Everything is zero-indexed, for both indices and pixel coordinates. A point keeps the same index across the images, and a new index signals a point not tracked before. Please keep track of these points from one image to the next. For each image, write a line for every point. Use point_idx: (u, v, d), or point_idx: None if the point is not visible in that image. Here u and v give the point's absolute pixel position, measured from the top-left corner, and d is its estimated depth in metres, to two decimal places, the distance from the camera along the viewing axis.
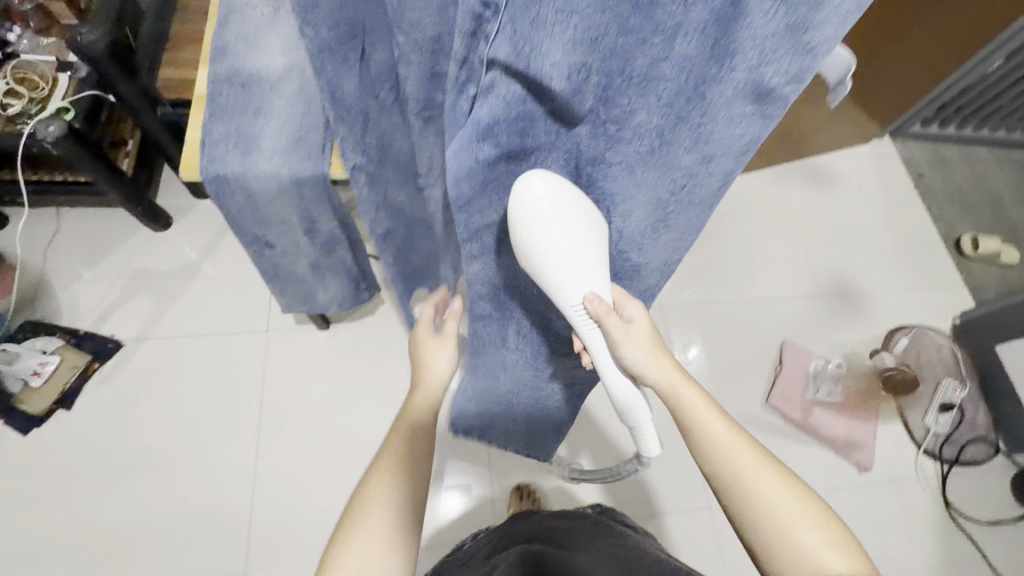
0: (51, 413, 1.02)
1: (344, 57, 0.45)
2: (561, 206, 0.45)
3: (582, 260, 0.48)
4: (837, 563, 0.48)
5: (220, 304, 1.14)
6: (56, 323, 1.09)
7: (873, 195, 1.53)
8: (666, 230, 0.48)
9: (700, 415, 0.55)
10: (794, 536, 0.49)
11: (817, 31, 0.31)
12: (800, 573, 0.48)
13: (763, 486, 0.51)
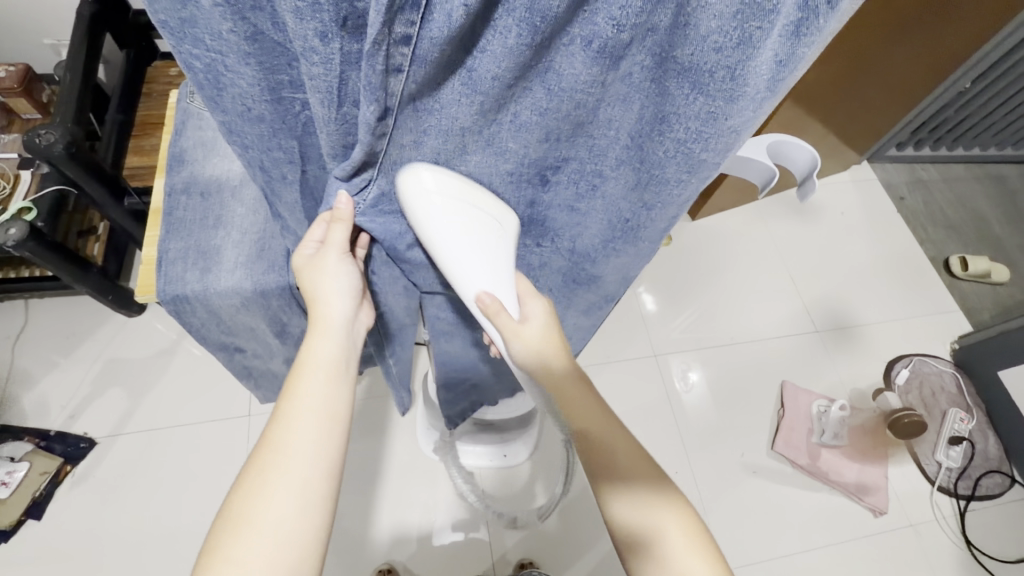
0: (18, 526, 0.96)
1: (282, 173, 0.42)
2: (452, 208, 0.41)
3: (480, 253, 0.45)
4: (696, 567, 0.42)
5: (198, 390, 1.10)
6: (24, 425, 1.03)
7: (857, 222, 1.52)
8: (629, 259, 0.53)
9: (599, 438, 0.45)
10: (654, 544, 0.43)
11: (732, 120, 0.34)
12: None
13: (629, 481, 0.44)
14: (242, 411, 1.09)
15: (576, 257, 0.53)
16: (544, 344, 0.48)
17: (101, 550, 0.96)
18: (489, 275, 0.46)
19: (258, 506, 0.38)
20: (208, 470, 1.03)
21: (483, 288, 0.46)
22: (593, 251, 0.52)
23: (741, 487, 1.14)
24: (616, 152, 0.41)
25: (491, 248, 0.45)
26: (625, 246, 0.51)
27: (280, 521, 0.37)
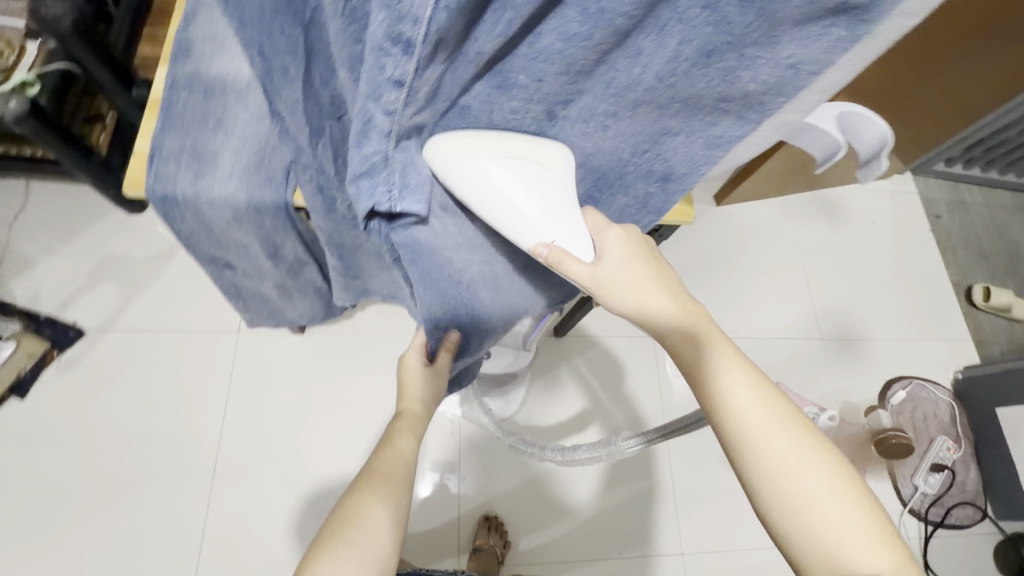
0: (4, 400, 0.97)
1: (284, 65, 0.36)
2: (477, 151, 0.36)
3: (524, 199, 0.40)
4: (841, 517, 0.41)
5: (190, 299, 1.08)
6: (15, 304, 1.03)
7: (886, 235, 1.46)
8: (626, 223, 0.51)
9: (739, 399, 0.44)
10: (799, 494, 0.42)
11: (785, 39, 0.32)
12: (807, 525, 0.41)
13: (777, 449, 0.42)
14: (232, 326, 1.08)
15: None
16: (638, 289, 0.45)
17: (82, 436, 0.98)
18: (549, 223, 0.41)
19: (366, 501, 0.49)
20: (193, 378, 1.04)
21: (544, 237, 0.41)
22: (597, 191, 0.47)
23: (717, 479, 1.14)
24: (638, 95, 0.36)
25: (531, 192, 0.39)
26: (626, 201, 0.48)
27: (377, 515, 0.48)
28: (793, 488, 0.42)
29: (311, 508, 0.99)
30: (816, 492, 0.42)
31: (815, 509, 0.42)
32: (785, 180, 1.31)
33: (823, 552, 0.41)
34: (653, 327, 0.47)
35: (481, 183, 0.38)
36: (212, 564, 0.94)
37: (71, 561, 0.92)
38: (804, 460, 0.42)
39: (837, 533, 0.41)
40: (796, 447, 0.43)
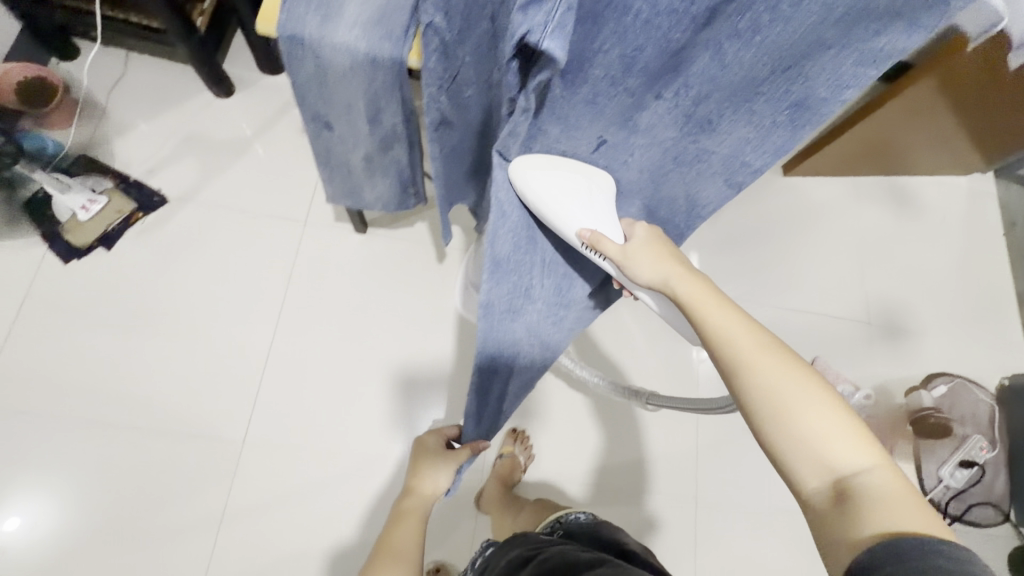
0: (91, 249, 1.04)
1: None
2: (540, 167, 0.54)
3: (573, 197, 0.55)
4: (811, 410, 0.45)
5: (264, 185, 1.14)
6: (107, 164, 1.10)
7: (955, 232, 1.40)
8: (734, 153, 0.55)
9: (718, 319, 0.51)
10: (771, 389, 0.47)
11: None
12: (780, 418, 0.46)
13: (751, 354, 0.48)
14: (298, 216, 1.13)
15: (680, 145, 0.55)
16: (650, 252, 0.57)
17: (155, 293, 1.05)
18: (591, 215, 0.56)
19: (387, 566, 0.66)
20: (258, 258, 1.09)
21: (585, 224, 0.56)
22: (721, 108, 0.50)
23: (744, 441, 1.13)
24: None
25: (578, 194, 0.56)
26: (742, 128, 0.52)
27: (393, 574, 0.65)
28: (778, 387, 0.46)
29: (353, 395, 1.04)
30: (799, 389, 0.46)
31: (785, 402, 0.46)
32: (854, 156, 1.32)
33: (809, 441, 0.45)
34: (659, 278, 0.56)
35: (545, 180, 0.54)
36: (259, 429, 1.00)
37: (135, 403, 0.99)
38: (785, 366, 0.47)
39: (821, 423, 0.45)
40: (776, 355, 0.48)
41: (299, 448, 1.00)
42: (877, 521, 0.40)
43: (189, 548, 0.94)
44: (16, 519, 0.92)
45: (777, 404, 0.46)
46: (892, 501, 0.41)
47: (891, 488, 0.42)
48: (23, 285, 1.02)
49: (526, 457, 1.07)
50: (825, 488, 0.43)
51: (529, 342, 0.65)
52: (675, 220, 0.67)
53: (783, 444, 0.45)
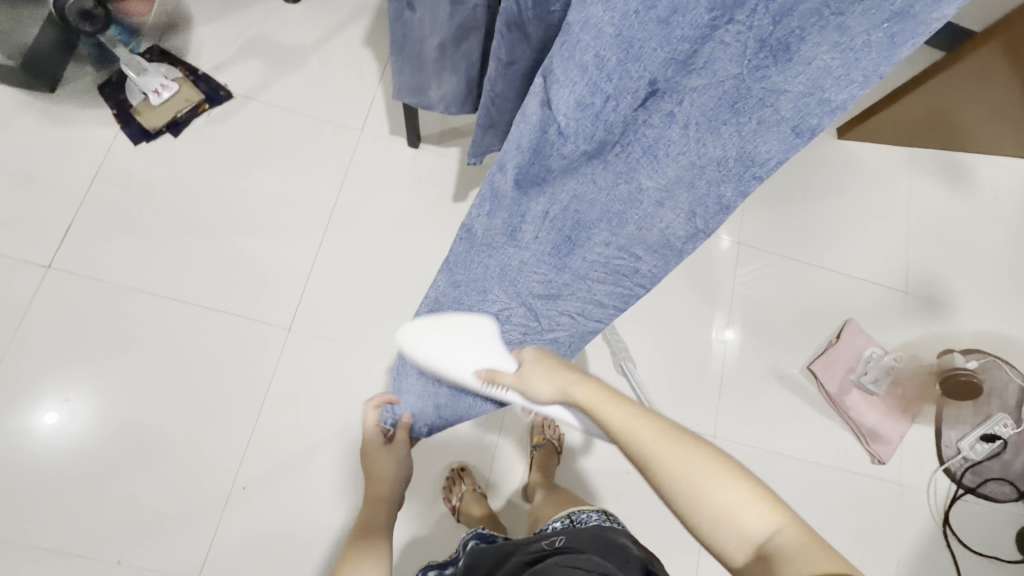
0: (161, 133, 1.10)
1: None
2: (444, 333, 0.67)
3: (466, 341, 0.66)
4: (717, 490, 0.47)
5: (323, 92, 1.17)
6: (179, 56, 1.14)
7: (1006, 214, 1.37)
8: (811, 89, 0.43)
9: (621, 420, 0.53)
10: (682, 478, 0.48)
11: None
12: (695, 509, 0.47)
13: (651, 448, 0.50)
14: (355, 126, 1.16)
15: (744, 86, 0.44)
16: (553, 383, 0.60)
17: (215, 184, 1.09)
18: (486, 358, 0.66)
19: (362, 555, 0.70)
20: (315, 162, 1.13)
21: (480, 366, 0.66)
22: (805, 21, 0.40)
23: (764, 389, 1.18)
24: None
25: (473, 339, 0.66)
26: (824, 54, 0.41)
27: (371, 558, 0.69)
28: (684, 472, 0.49)
29: (395, 300, 1.09)
30: (701, 468, 0.49)
31: (693, 484, 0.48)
32: (910, 128, 1.28)
33: (723, 514, 0.47)
34: (558, 392, 0.59)
35: (436, 344, 0.68)
36: (305, 320, 1.05)
37: (190, 284, 1.04)
38: (685, 451, 0.50)
39: (726, 494, 0.47)
40: (672, 444, 0.50)
41: (339, 342, 1.05)
42: (799, 568, 0.43)
43: (231, 420, 1.00)
44: (54, 414, 0.96)
45: (690, 495, 0.48)
46: (804, 550, 0.44)
47: (797, 538, 0.45)
48: (95, 160, 1.07)
49: (558, 440, 1.08)
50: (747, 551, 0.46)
51: (504, 283, 0.65)
52: (720, 192, 0.53)
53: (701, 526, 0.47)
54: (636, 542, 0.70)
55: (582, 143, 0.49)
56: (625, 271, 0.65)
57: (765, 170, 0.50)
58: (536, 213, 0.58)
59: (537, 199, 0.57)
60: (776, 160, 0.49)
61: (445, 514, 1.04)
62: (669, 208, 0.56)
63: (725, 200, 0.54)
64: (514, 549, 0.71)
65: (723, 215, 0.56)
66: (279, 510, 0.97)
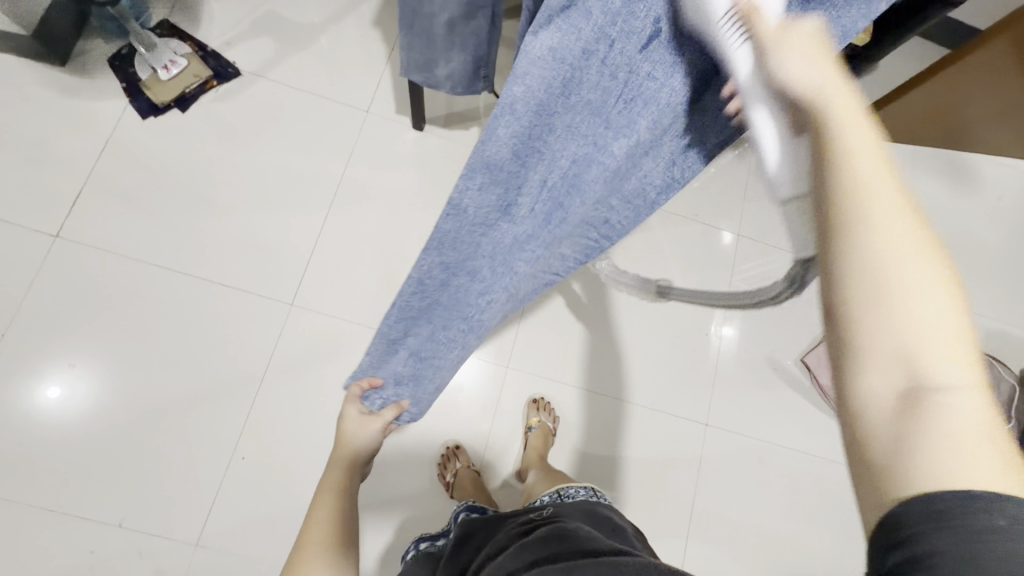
0: (169, 108, 1.11)
1: None
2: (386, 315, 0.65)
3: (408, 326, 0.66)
4: (929, 311, 0.26)
5: (331, 72, 1.18)
6: (188, 32, 1.15)
7: (1008, 213, 1.38)
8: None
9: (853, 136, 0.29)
10: (888, 261, 0.26)
11: None
12: (878, 308, 0.26)
13: (878, 201, 0.27)
14: (361, 105, 1.17)
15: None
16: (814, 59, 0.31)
17: (221, 160, 1.11)
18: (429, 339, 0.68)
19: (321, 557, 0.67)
20: (321, 141, 1.14)
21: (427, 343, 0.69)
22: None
23: (757, 378, 1.20)
24: None
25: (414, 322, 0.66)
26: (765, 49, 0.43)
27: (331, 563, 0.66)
28: (890, 253, 0.26)
29: (396, 279, 1.10)
30: (917, 273, 0.26)
31: (905, 289, 0.26)
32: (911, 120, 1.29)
33: (895, 338, 0.26)
34: (809, 74, 0.31)
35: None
36: (307, 296, 1.07)
37: (194, 258, 1.06)
38: (907, 231, 0.27)
39: (932, 327, 0.26)
40: (905, 221, 0.27)
41: (340, 318, 1.07)
42: (934, 465, 0.24)
43: (233, 393, 1.02)
44: (57, 388, 0.98)
45: (891, 281, 0.26)
46: (968, 444, 0.24)
47: (980, 420, 0.25)
48: (104, 133, 1.08)
49: (554, 424, 1.09)
50: (894, 398, 0.26)
51: (497, 261, 0.51)
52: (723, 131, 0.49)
53: (856, 338, 0.27)
54: (619, 514, 0.72)
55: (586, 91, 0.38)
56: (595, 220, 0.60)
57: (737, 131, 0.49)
58: (536, 182, 0.43)
59: (537, 165, 0.42)
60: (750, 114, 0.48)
61: (440, 491, 1.06)
62: (651, 162, 0.49)
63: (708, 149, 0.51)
64: (503, 522, 0.73)
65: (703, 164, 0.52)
66: (276, 480, 0.99)
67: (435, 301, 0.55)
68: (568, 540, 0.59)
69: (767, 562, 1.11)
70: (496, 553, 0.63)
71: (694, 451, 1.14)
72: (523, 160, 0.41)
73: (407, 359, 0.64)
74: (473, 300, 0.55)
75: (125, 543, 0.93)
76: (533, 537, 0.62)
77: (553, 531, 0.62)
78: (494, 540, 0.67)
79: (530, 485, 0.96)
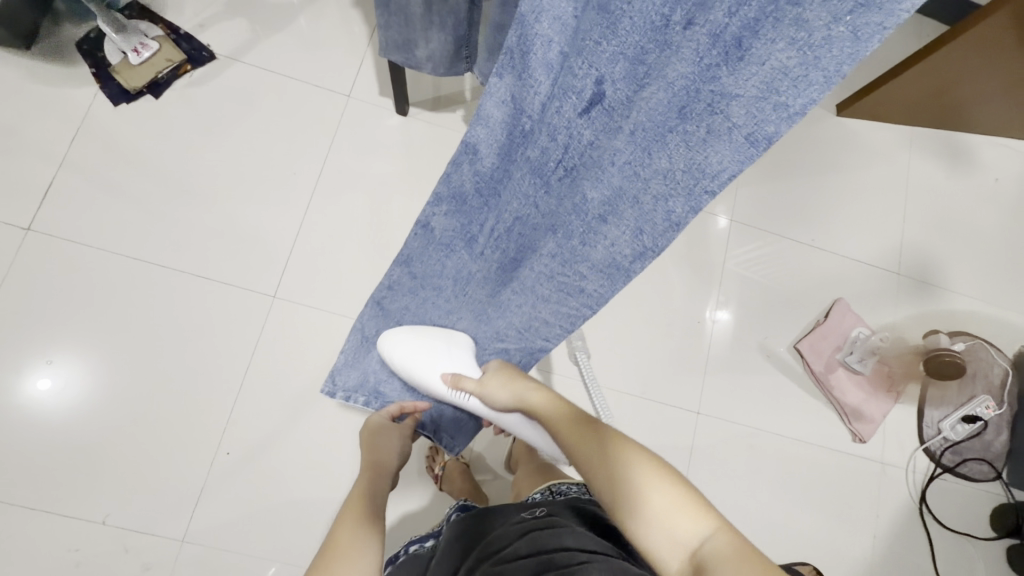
0: (141, 94, 1.07)
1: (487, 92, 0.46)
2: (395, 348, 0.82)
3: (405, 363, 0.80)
4: (657, 495, 0.48)
5: (310, 54, 1.14)
6: (161, 14, 1.11)
7: (1004, 196, 1.36)
8: (765, 92, 0.34)
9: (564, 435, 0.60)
10: (626, 479, 0.50)
11: (824, 52, 0.30)
12: (641, 518, 0.48)
13: (597, 458, 0.54)
14: (343, 89, 1.13)
15: (696, 87, 0.36)
16: (513, 391, 0.69)
17: (198, 147, 1.07)
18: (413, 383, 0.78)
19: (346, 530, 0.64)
20: (301, 126, 1.11)
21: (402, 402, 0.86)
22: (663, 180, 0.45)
23: (750, 365, 1.19)
24: (703, 58, 0.34)
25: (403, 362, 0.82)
26: (672, 201, 0.45)
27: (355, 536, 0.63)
28: (617, 480, 0.51)
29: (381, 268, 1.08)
30: (628, 474, 0.51)
31: (634, 498, 0.49)
32: (908, 102, 1.26)
33: (648, 522, 0.47)
34: (512, 398, 0.69)
35: (410, 345, 0.76)
36: (290, 287, 1.05)
37: (173, 249, 1.03)
38: (624, 457, 0.52)
39: (660, 497, 0.48)
40: (611, 450, 0.54)
41: (325, 309, 1.05)
42: None
43: (217, 386, 1.00)
44: (47, 381, 0.96)
45: (633, 500, 0.49)
46: (728, 562, 0.42)
47: (729, 547, 0.43)
48: (75, 119, 1.05)
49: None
50: (683, 569, 0.45)
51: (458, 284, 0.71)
52: (669, 205, 0.46)
53: (637, 540, 0.48)
54: (609, 510, 0.72)
55: (535, 148, 0.48)
56: (572, 290, 0.62)
57: (716, 183, 0.41)
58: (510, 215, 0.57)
59: (486, 212, 0.59)
60: (731, 172, 0.40)
61: (429, 483, 1.05)
62: (613, 223, 0.51)
63: (674, 215, 0.46)
64: (496, 520, 0.71)
65: (673, 232, 0.48)
66: (263, 474, 0.98)
67: (417, 286, 0.73)
68: (562, 542, 0.58)
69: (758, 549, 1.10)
70: (490, 555, 0.61)
71: (686, 439, 1.14)
72: (484, 197, 0.58)
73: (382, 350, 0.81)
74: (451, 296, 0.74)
75: (110, 539, 0.92)
76: (527, 539, 0.61)
77: (546, 530, 0.61)
78: (489, 540, 0.66)
79: (517, 480, 0.95)
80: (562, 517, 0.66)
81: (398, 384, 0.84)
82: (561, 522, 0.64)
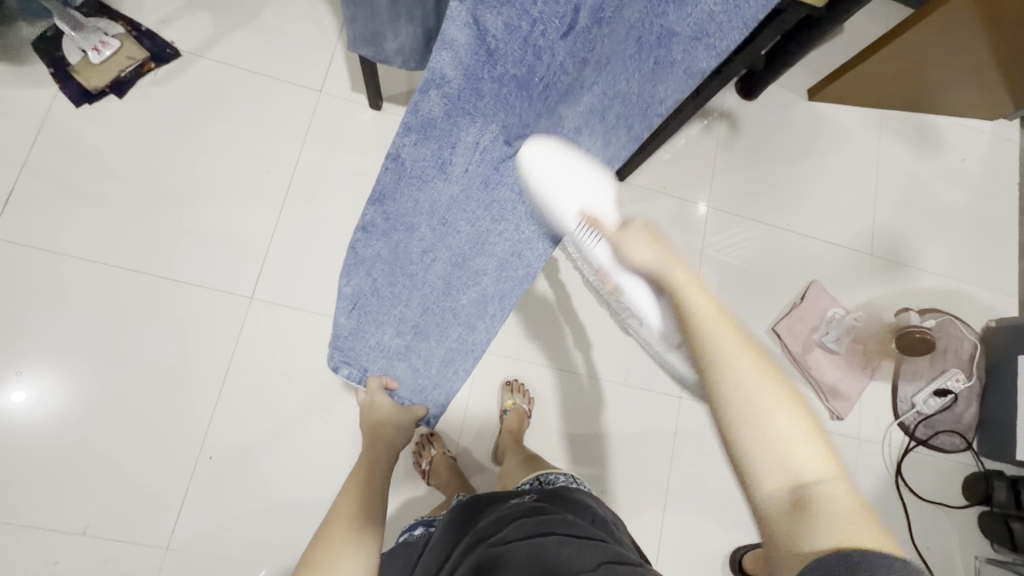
0: (103, 94, 1.04)
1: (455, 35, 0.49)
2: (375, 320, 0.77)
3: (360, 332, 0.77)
4: (786, 425, 0.42)
5: (278, 49, 1.11)
6: (119, 11, 1.08)
7: (968, 176, 1.39)
8: (698, 32, 0.45)
9: (707, 315, 0.46)
10: (765, 415, 0.42)
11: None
12: (766, 448, 0.41)
13: (734, 368, 0.43)
14: (313, 84, 1.11)
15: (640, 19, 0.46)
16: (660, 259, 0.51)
17: (165, 147, 1.04)
18: (576, 198, 0.59)
19: (346, 497, 0.71)
20: (271, 124, 1.08)
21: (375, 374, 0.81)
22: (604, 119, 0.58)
23: None
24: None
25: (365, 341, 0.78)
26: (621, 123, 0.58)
27: (354, 502, 0.71)
28: (742, 392, 0.43)
29: None
30: (759, 394, 0.42)
31: (759, 436, 0.42)
32: (878, 85, 1.28)
33: (765, 446, 0.41)
34: (654, 259, 0.51)
35: (552, 166, 0.60)
36: (266, 288, 1.03)
37: (143, 252, 1.01)
38: (760, 381, 0.43)
39: (790, 430, 0.41)
40: (755, 365, 0.44)
41: (304, 309, 1.04)
42: (821, 532, 0.38)
43: (196, 391, 0.98)
44: (23, 393, 0.93)
45: (762, 433, 0.41)
46: (848, 519, 0.39)
47: (850, 507, 0.39)
48: (33, 122, 1.01)
49: (528, 406, 1.08)
50: (786, 502, 0.40)
51: (434, 220, 0.69)
52: (630, 125, 0.58)
53: (746, 453, 0.42)
54: (595, 498, 0.73)
55: (510, 66, 0.52)
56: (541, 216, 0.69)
57: (663, 107, 0.55)
58: (467, 144, 0.62)
59: (470, 128, 0.60)
60: (671, 98, 0.53)
61: (417, 478, 1.05)
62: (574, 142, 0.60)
63: (623, 128, 0.59)
64: (483, 510, 0.70)
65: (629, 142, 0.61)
66: (246, 476, 0.97)
67: (383, 250, 0.70)
68: (546, 529, 0.59)
69: (743, 527, 1.13)
70: (476, 542, 0.61)
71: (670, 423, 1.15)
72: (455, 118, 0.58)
73: (348, 311, 0.75)
74: (417, 257, 0.72)
75: (89, 550, 0.90)
76: (511, 525, 0.61)
77: (531, 517, 0.62)
78: (474, 528, 0.66)
79: (505, 472, 0.95)
80: (547, 505, 0.66)
81: (374, 355, 0.79)
82: (546, 509, 0.64)
